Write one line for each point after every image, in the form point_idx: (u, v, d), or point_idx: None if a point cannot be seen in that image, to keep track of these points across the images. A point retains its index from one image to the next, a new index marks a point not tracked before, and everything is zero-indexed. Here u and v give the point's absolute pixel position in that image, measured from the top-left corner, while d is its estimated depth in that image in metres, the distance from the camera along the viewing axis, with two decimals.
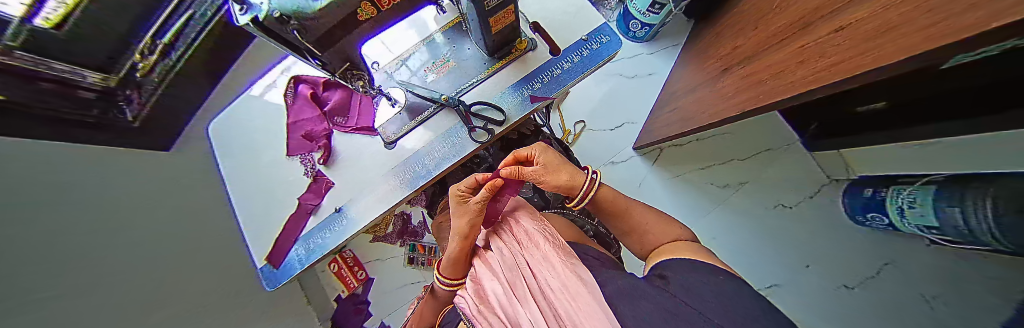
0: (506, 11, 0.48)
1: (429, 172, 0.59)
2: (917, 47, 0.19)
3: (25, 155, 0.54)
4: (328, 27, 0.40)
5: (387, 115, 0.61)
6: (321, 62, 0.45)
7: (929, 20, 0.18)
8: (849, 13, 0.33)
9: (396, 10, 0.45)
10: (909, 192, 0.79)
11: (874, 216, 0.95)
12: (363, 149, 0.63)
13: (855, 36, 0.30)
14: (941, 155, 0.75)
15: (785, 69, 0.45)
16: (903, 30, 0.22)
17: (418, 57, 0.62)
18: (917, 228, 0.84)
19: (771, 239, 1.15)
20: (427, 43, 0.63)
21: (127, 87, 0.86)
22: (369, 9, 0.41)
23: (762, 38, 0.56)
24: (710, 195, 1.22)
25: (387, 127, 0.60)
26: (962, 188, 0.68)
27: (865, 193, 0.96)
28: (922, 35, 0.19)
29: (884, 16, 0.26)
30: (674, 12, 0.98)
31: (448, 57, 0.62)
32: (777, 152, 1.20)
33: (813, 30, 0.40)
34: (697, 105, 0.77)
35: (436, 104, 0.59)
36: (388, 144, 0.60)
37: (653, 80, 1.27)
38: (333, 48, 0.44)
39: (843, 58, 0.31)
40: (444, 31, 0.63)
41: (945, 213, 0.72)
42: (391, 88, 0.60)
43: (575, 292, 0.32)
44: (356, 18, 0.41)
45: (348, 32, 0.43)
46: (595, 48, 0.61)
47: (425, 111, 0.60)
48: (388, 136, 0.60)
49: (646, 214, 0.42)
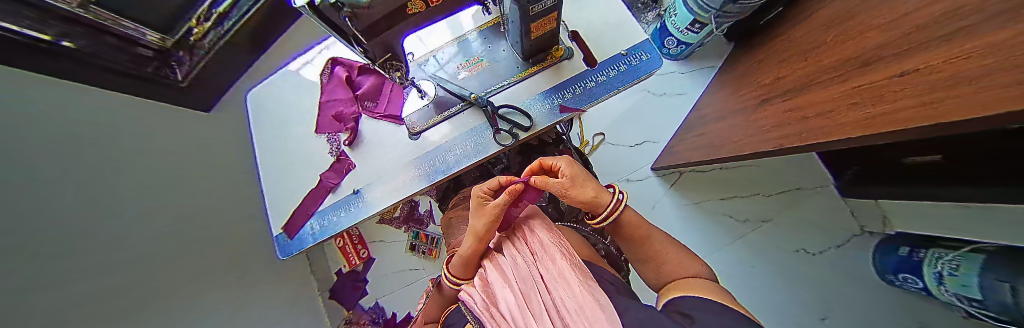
0: (549, 18, 0.48)
1: (449, 168, 0.59)
2: (977, 112, 0.17)
3: (41, 102, 0.56)
4: (378, 16, 0.41)
5: (414, 106, 0.62)
6: (363, 49, 0.46)
7: (997, 82, 0.17)
8: (913, 59, 0.30)
9: (441, 9, 0.46)
10: (953, 258, 0.71)
11: (905, 277, 0.83)
12: (387, 136, 0.64)
13: (917, 86, 0.28)
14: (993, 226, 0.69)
15: (835, 110, 0.41)
16: (972, 86, 0.20)
17: (452, 53, 0.63)
18: (954, 298, 0.72)
19: (784, 284, 1.08)
20: (461, 41, 0.63)
21: (180, 49, 0.94)
22: (418, 4, 0.42)
23: (814, 70, 0.52)
24: (728, 228, 1.17)
25: (413, 119, 0.61)
26: (1016, 263, 0.59)
27: (901, 251, 0.86)
28: (987, 98, 0.17)
29: (951, 68, 0.24)
30: (714, 33, 0.93)
31: (481, 57, 0.62)
32: (807, 194, 1.13)
33: (870, 71, 0.37)
34: (729, 134, 0.73)
35: (464, 102, 0.60)
36: (414, 135, 0.62)
37: (682, 101, 1.22)
38: (377, 38, 0.45)
39: (907, 107, 0.28)
40: (481, 30, 0.63)
41: (989, 285, 0.61)
42: (422, 80, 0.61)
43: (592, 317, 0.30)
44: (405, 11, 0.43)
45: (393, 24, 0.44)
46: (634, 64, 0.60)
47: (452, 108, 0.61)
48: (413, 127, 0.61)
49: (668, 244, 0.40)
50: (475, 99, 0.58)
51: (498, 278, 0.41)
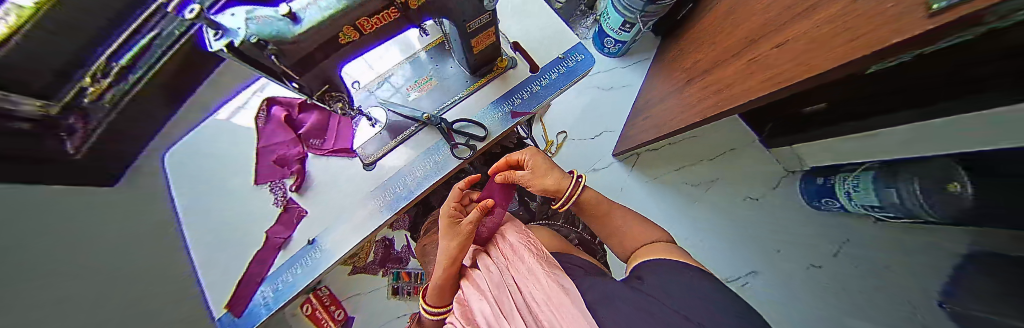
0: (487, 34, 0.52)
1: (411, 193, 0.58)
2: (847, 57, 0.22)
3: None
4: (309, 51, 0.39)
5: (366, 136, 0.60)
6: (298, 85, 0.44)
7: (854, 35, 0.22)
8: (787, 31, 0.37)
9: (379, 34, 0.45)
10: (853, 178, 0.88)
11: (826, 202, 1.01)
12: (340, 171, 0.60)
13: (793, 50, 0.35)
14: (883, 145, 0.81)
15: (739, 81, 0.50)
16: (832, 42, 0.26)
17: (401, 75, 0.62)
18: (862, 211, 0.92)
19: (740, 239, 1.21)
20: (410, 61, 0.63)
21: (69, 115, 0.64)
22: (352, 34, 0.41)
23: (718, 53, 0.63)
24: (685, 194, 1.30)
25: (365, 149, 0.59)
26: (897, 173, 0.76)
27: (816, 181, 1.04)
28: (848, 49, 0.22)
29: (817, 32, 0.30)
30: (642, 30, 1.06)
31: (430, 76, 0.63)
32: (740, 151, 1.31)
33: (758, 46, 0.46)
34: (667, 113, 0.82)
35: (417, 122, 0.59)
36: (367, 165, 0.59)
37: (628, 92, 1.33)
38: (311, 71, 0.43)
39: (788, 67, 0.35)
40: (427, 50, 0.64)
41: (884, 194, 0.80)
42: (371, 107, 0.60)
43: (559, 303, 0.32)
44: (337, 42, 0.41)
45: (327, 57, 0.42)
46: (571, 65, 0.66)
47: (405, 130, 0.59)
48: (367, 157, 0.59)
49: (626, 216, 0.44)
50: (427, 118, 0.58)
51: (474, 293, 0.41)
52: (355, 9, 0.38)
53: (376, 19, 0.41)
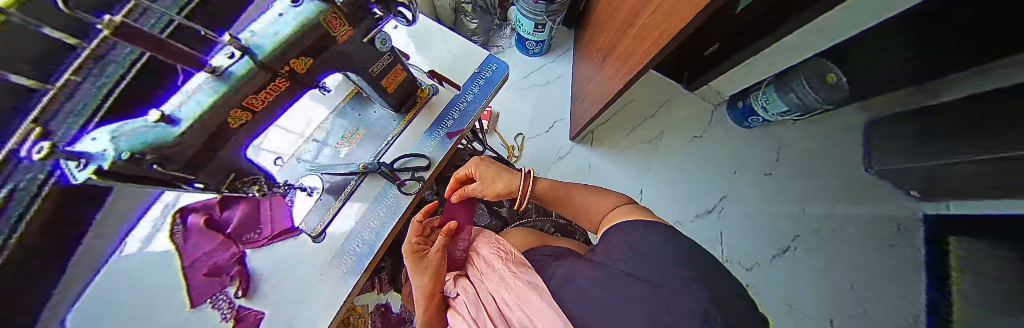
0: (396, 72, 0.51)
1: (372, 246, 0.55)
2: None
3: None
4: (199, 145, 0.27)
5: (306, 208, 0.56)
6: (202, 185, 0.32)
7: None
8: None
9: (287, 93, 0.36)
10: (762, 95, 1.17)
11: (752, 118, 1.29)
12: (290, 254, 0.55)
13: (671, 9, 0.46)
14: (767, 61, 1.01)
15: (647, 36, 0.59)
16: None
17: (326, 135, 0.59)
18: (774, 116, 1.23)
19: (700, 174, 1.35)
20: (333, 117, 0.60)
21: None
22: (241, 115, 0.31)
23: (619, 30, 0.77)
24: (646, 152, 1.37)
25: (308, 223, 0.55)
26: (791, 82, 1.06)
27: (737, 106, 1.32)
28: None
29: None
30: (553, 28, 1.18)
31: (357, 126, 0.60)
32: (674, 100, 1.45)
33: (645, 17, 0.60)
34: (597, 89, 0.93)
35: (357, 175, 0.56)
36: (315, 237, 0.54)
37: (561, 82, 1.39)
38: (209, 165, 0.32)
39: (671, 21, 0.46)
40: (347, 102, 0.61)
41: (788, 99, 1.10)
42: (304, 177, 0.56)
43: (528, 300, 0.35)
44: (229, 127, 0.30)
45: (224, 141, 0.31)
46: (489, 76, 0.68)
47: (346, 187, 0.56)
48: (312, 230, 0.54)
49: (586, 195, 0.47)
50: (366, 166, 0.55)
51: (456, 315, 0.43)
52: (237, 91, 0.28)
53: (264, 93, 0.31)
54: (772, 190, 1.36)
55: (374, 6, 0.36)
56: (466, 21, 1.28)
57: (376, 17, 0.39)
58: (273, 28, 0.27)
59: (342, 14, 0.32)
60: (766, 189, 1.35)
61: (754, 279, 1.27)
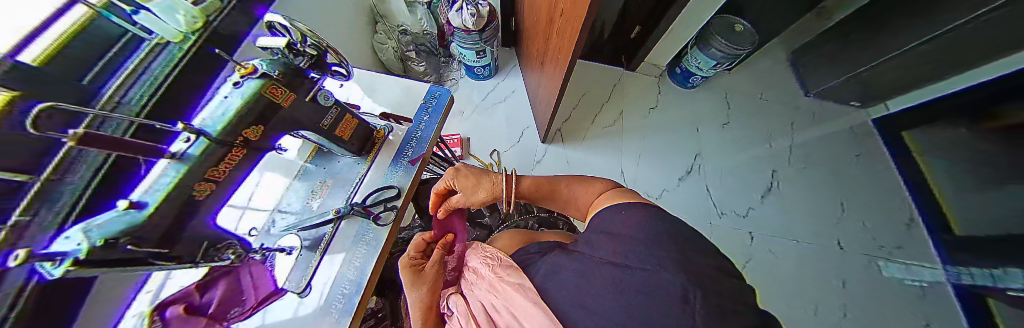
0: (347, 120, 0.52)
1: (358, 281, 0.46)
2: None
3: None
4: (166, 224, 0.29)
5: (286, 266, 0.47)
6: (177, 258, 0.31)
7: None
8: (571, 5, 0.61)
9: (249, 153, 0.38)
10: (693, 57, 1.34)
11: (693, 78, 1.45)
12: (284, 317, 0.45)
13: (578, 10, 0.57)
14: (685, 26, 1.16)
15: (567, 36, 0.69)
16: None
17: (293, 197, 0.56)
18: (711, 71, 1.38)
19: (667, 139, 1.45)
20: (298, 180, 0.57)
21: None
22: (205, 186, 0.33)
23: (546, 38, 0.89)
24: (611, 135, 1.46)
25: (292, 279, 0.46)
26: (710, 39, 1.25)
27: (678, 72, 1.49)
28: None
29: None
30: (492, 51, 1.31)
31: (322, 179, 0.57)
32: (621, 82, 1.58)
33: (562, 25, 0.71)
34: (546, 93, 1.03)
35: (330, 222, 0.50)
36: (299, 294, 0.45)
37: (518, 95, 1.50)
38: (183, 236, 0.32)
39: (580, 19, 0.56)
40: (311, 160, 0.59)
41: (713, 54, 1.28)
42: (284, 237, 0.50)
43: (513, 300, 0.36)
44: (195, 199, 0.32)
45: (190, 217, 0.32)
46: (435, 103, 0.67)
47: (323, 237, 0.49)
48: (294, 286, 0.45)
49: (575, 188, 0.47)
50: (338, 211, 0.49)
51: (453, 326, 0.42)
52: (199, 164, 0.31)
53: (224, 163, 0.34)
54: (735, 136, 1.46)
55: (310, 71, 0.43)
56: (413, 66, 1.39)
57: (315, 78, 0.44)
58: (221, 110, 0.32)
59: (280, 84, 0.37)
60: (730, 136, 1.46)
61: (752, 223, 1.31)
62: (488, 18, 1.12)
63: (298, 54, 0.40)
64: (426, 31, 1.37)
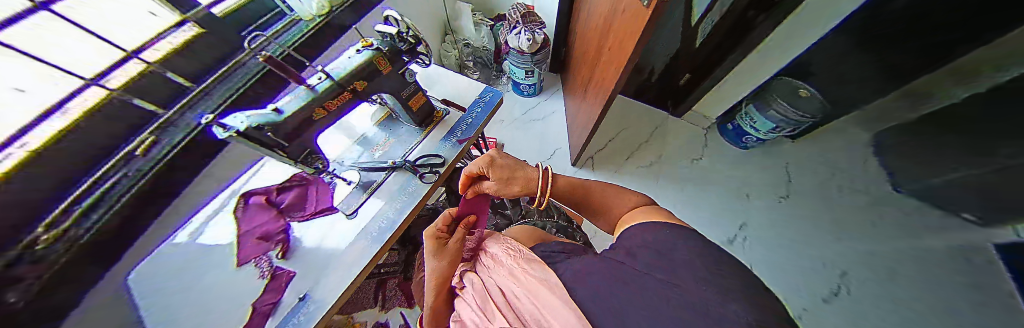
0: (418, 96, 0.59)
1: (395, 219, 0.54)
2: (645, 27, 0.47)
3: None
4: (296, 125, 0.40)
5: (342, 193, 0.57)
6: (286, 155, 0.41)
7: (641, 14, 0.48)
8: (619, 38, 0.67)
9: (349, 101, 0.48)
10: (748, 115, 1.27)
11: (746, 137, 1.37)
12: (327, 230, 0.53)
13: (625, 42, 0.62)
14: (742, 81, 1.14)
15: (612, 65, 0.74)
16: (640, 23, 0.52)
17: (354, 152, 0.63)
18: (768, 133, 1.29)
19: (707, 193, 1.36)
20: (359, 141, 0.65)
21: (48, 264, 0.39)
22: (320, 112, 0.43)
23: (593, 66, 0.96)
24: (646, 175, 1.41)
25: (345, 202, 0.54)
26: (768, 99, 1.18)
27: (729, 127, 1.42)
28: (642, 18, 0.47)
29: (630, 24, 0.58)
30: (541, 72, 1.42)
31: (384, 140, 0.66)
32: (663, 126, 1.55)
33: (608, 58, 0.78)
34: (584, 116, 1.09)
35: (385, 170, 0.58)
36: (349, 214, 0.53)
37: (556, 116, 1.58)
38: (299, 139, 0.42)
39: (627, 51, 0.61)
40: (378, 124, 0.67)
41: (773, 115, 1.20)
42: (346, 170, 0.58)
43: (536, 293, 0.32)
44: (314, 118, 0.42)
45: (306, 129, 0.42)
46: (488, 99, 0.76)
47: (374, 181, 0.57)
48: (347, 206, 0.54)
49: (617, 199, 0.46)
50: (394, 162, 0.59)
51: (466, 306, 0.43)
52: (320, 98, 0.41)
53: (337, 99, 0.44)
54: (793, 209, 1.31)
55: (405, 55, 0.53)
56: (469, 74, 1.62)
57: (406, 61, 0.54)
58: (343, 65, 0.43)
59: (385, 57, 0.48)
60: (789, 209, 1.32)
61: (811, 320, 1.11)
62: (542, 45, 1.26)
63: (402, 40, 0.50)
64: (485, 47, 1.57)
